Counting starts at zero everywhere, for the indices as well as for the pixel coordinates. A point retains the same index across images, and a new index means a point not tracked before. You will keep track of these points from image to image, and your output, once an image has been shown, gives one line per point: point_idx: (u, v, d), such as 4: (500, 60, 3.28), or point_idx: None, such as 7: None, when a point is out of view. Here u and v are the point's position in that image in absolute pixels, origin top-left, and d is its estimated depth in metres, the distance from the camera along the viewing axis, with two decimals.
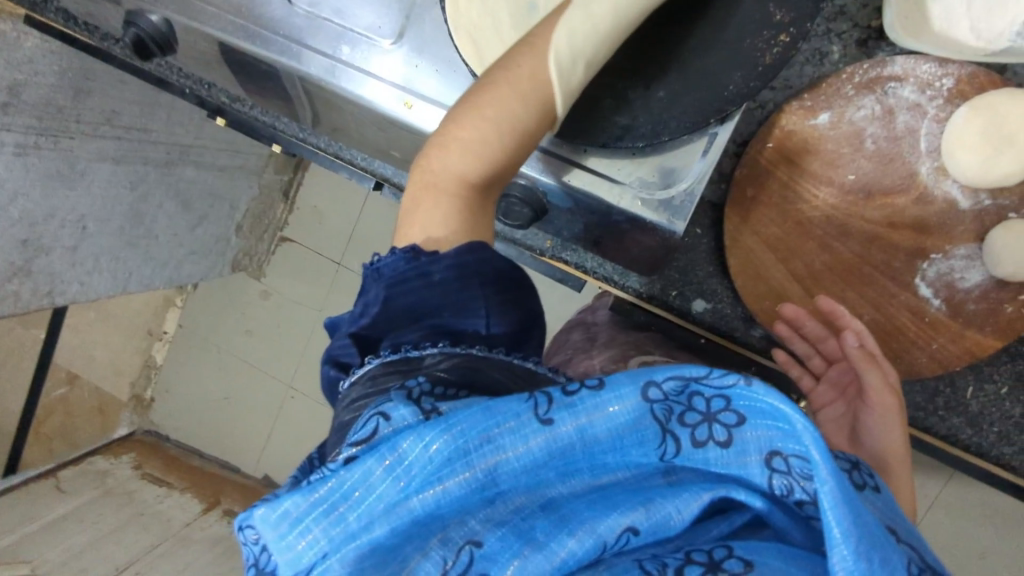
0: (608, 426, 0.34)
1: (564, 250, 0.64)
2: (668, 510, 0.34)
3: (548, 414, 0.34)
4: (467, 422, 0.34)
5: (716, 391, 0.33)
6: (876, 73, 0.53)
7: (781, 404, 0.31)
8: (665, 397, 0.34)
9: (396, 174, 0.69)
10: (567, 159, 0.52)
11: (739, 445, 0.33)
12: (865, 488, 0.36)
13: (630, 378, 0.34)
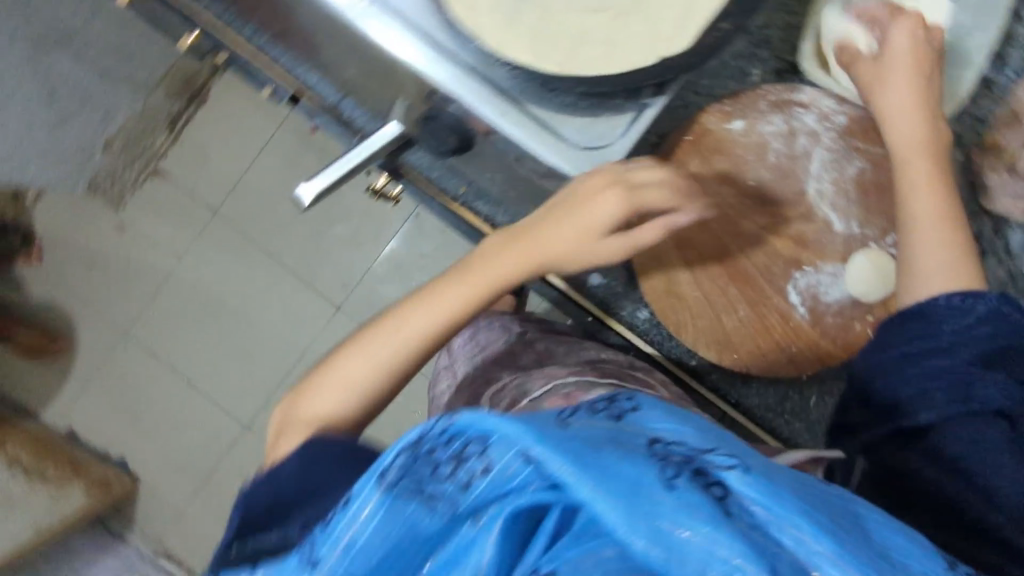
0: (370, 531, 0.34)
1: (478, 198, 0.65)
2: (473, 555, 0.33)
3: (312, 555, 0.35)
4: (336, 538, 0.34)
5: (442, 432, 0.35)
6: (787, 96, 0.59)
7: (488, 420, 0.33)
8: (400, 472, 0.34)
9: (318, 84, 0.65)
10: (505, 96, 0.52)
11: (498, 468, 0.33)
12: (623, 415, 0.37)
13: (361, 482, 0.35)
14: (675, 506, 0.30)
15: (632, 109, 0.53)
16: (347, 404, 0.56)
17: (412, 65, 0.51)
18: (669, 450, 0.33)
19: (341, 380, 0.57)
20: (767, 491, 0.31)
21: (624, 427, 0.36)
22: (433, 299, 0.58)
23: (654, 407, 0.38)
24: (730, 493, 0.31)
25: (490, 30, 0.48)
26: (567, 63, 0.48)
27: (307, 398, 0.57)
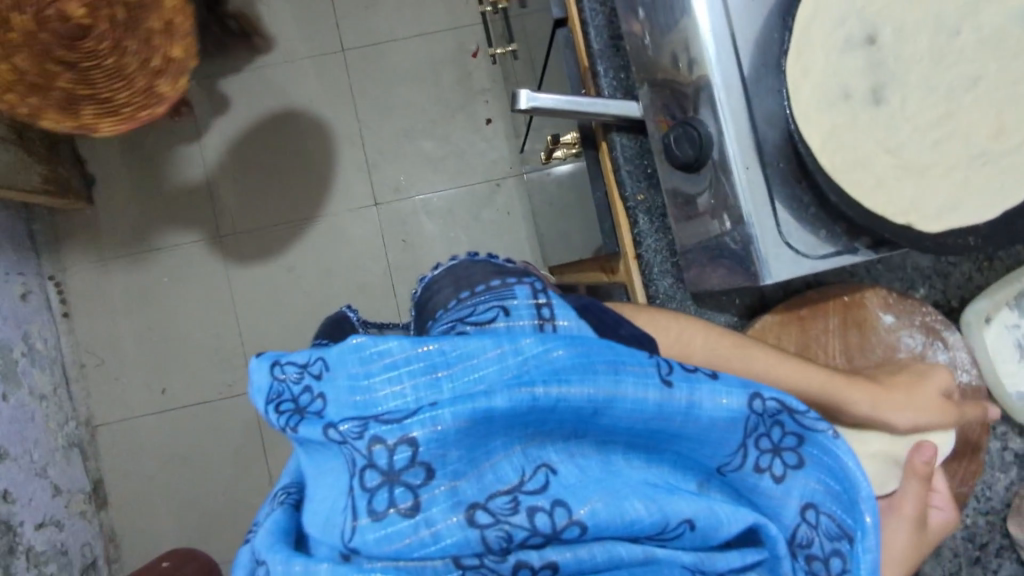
0: (715, 415, 0.43)
1: (644, 212, 0.64)
2: (724, 520, 0.40)
3: (670, 379, 0.42)
4: (680, 390, 0.42)
5: (795, 430, 0.44)
6: (938, 328, 0.63)
7: (853, 471, 0.44)
8: (761, 412, 0.44)
9: (595, 27, 0.65)
10: (761, 154, 0.55)
11: (786, 485, 0.44)
12: None
13: (743, 385, 0.44)
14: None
15: (844, 244, 0.55)
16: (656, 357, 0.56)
17: (712, 71, 0.55)
18: None
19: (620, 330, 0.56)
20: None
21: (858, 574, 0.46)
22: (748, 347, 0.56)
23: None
24: None
25: (803, 99, 0.51)
26: (838, 167, 0.51)
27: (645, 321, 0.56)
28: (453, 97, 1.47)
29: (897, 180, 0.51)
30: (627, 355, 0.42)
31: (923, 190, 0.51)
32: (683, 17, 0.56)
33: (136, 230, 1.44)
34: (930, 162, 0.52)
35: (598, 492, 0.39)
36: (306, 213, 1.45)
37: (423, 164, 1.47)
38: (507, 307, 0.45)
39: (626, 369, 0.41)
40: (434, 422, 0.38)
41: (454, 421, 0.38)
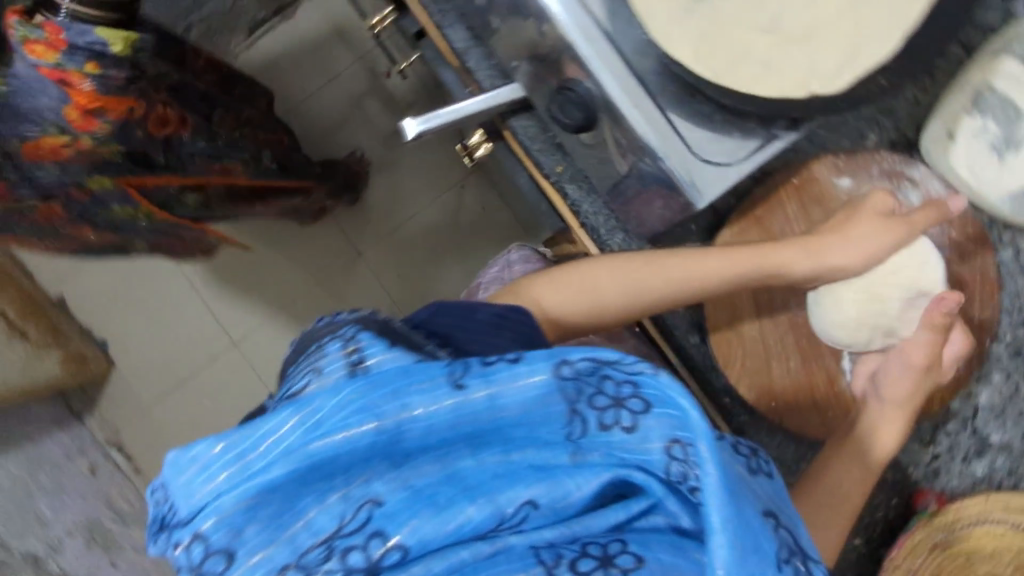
0: (519, 399, 0.39)
1: (571, 182, 0.64)
2: (569, 486, 0.39)
3: (462, 379, 0.39)
4: (378, 382, 0.38)
5: (625, 377, 0.38)
6: (899, 168, 0.61)
7: (680, 395, 0.36)
8: (575, 376, 0.39)
9: (451, 26, 0.64)
10: (643, 87, 0.52)
11: (641, 432, 0.38)
12: (760, 473, 0.40)
13: (547, 355, 0.39)
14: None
15: (762, 137, 0.53)
16: (577, 313, 0.57)
17: (562, 26, 0.51)
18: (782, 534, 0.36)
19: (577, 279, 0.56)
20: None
21: (755, 481, 0.38)
22: (655, 261, 0.54)
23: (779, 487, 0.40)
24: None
25: (657, 19, 0.49)
26: (723, 73, 0.49)
27: (547, 285, 0.57)
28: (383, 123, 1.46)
29: (783, 59, 0.49)
30: (419, 370, 0.39)
31: (813, 57, 0.49)
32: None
33: (158, 368, 1.47)
34: (809, 23, 0.49)
35: (419, 512, 0.38)
36: (298, 287, 1.47)
37: (383, 195, 1.46)
38: (318, 368, 0.40)
39: (355, 376, 0.39)
40: (216, 513, 0.36)
41: (241, 501, 0.37)
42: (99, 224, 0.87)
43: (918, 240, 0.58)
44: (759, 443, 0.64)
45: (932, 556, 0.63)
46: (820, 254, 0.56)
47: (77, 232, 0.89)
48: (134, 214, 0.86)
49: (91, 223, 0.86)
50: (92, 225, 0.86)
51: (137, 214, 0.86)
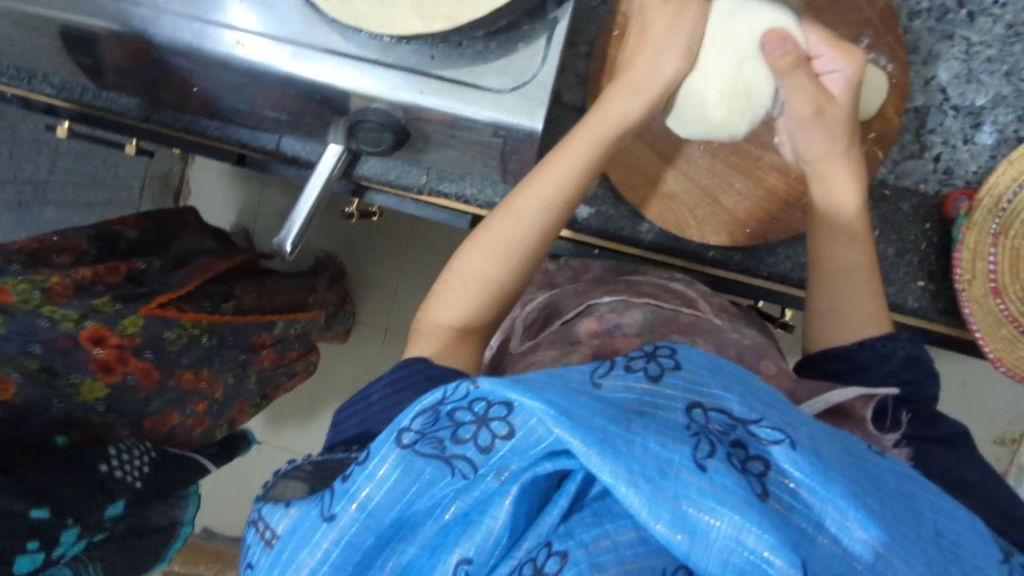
0: (385, 491, 0.29)
1: (442, 180, 0.63)
2: (489, 526, 0.28)
3: (332, 509, 0.30)
4: (284, 550, 0.31)
5: (465, 399, 0.29)
6: None
7: (509, 389, 0.28)
8: (421, 435, 0.30)
9: (253, 137, 0.66)
10: (415, 71, 0.50)
11: (522, 431, 0.28)
12: (664, 375, 0.31)
13: (382, 436, 0.30)
14: (703, 489, 0.26)
15: (544, 29, 0.50)
16: (479, 308, 0.49)
17: (318, 79, 0.50)
18: (717, 421, 0.29)
19: (462, 275, 0.50)
20: (814, 472, 0.27)
21: (665, 392, 0.30)
22: (513, 210, 0.49)
23: (700, 361, 0.32)
24: (771, 467, 0.27)
25: (370, 13, 0.47)
26: (462, 13, 0.46)
27: (438, 302, 0.50)
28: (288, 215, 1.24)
29: None
30: (306, 515, 0.31)
31: None
32: (254, 76, 0.52)
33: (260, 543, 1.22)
34: None
35: None
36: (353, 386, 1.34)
37: None
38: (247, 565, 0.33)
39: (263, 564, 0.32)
40: None
41: None
42: (214, 362, 0.69)
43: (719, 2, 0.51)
44: (767, 269, 0.61)
45: (997, 244, 0.57)
46: (648, 85, 0.50)
47: (218, 396, 0.70)
48: (213, 338, 0.68)
49: (206, 367, 0.67)
50: (205, 366, 0.67)
51: (193, 334, 0.65)
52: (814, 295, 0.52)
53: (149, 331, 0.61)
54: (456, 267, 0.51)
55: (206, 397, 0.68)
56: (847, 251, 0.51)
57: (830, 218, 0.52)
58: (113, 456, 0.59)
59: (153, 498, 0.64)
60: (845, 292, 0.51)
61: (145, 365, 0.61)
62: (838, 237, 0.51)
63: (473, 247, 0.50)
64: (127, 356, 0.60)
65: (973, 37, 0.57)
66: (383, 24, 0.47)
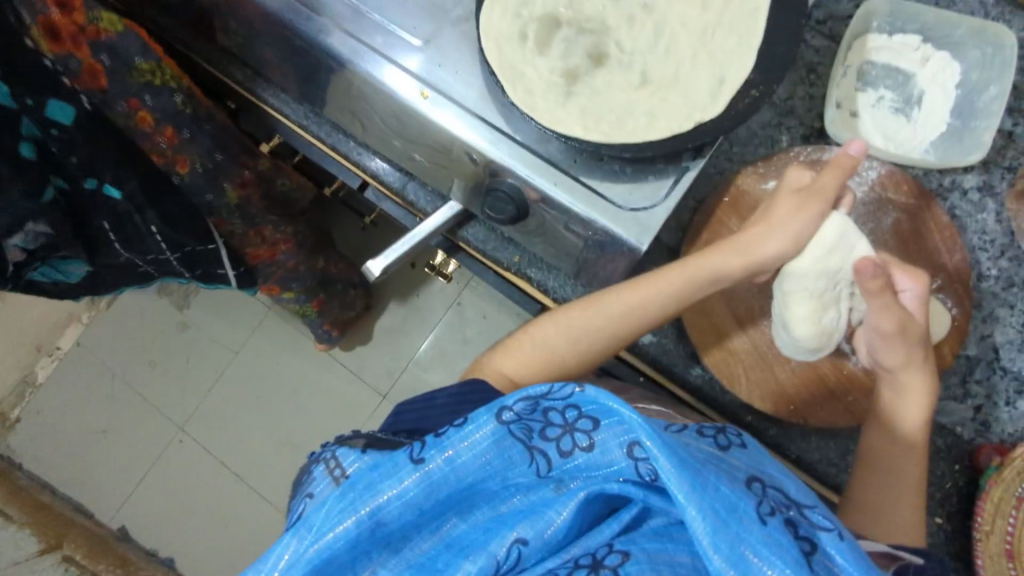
0: (473, 455, 0.39)
1: (531, 266, 0.69)
2: (550, 516, 0.38)
3: (422, 454, 0.39)
4: (360, 478, 0.39)
5: (563, 403, 0.39)
6: (818, 155, 0.63)
7: (612, 401, 0.37)
8: (518, 418, 0.39)
9: (384, 171, 0.73)
10: (556, 167, 0.57)
11: (600, 447, 0.38)
12: (731, 447, 0.38)
13: (484, 408, 0.39)
14: (763, 539, 0.31)
15: (675, 171, 0.57)
16: (536, 373, 0.55)
17: (476, 146, 0.58)
18: (772, 494, 0.35)
19: (535, 342, 0.56)
20: (865, 567, 0.32)
21: (729, 456, 0.37)
22: (596, 301, 0.55)
23: (759, 451, 0.39)
24: (818, 548, 0.32)
25: (543, 109, 0.54)
26: (618, 136, 0.54)
27: (501, 355, 0.57)
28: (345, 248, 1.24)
29: (664, 103, 0.55)
30: (397, 452, 0.40)
31: (690, 93, 0.54)
32: (423, 124, 0.60)
33: (194, 500, 1.31)
34: (671, 74, 0.55)
35: None
36: (358, 414, 1.30)
37: (377, 341, 1.32)
38: (309, 492, 0.40)
39: (334, 491, 0.39)
40: None
41: None
42: (186, 134, 0.65)
43: (828, 218, 0.57)
44: (798, 451, 0.63)
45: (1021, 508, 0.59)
46: (751, 252, 0.56)
47: (181, 175, 0.68)
48: (190, 105, 0.63)
49: (172, 127, 0.63)
50: (171, 123, 0.62)
51: (162, 81, 0.59)
52: (860, 490, 0.55)
53: (122, 41, 0.54)
54: (537, 329, 0.56)
55: (165, 148, 0.65)
56: (900, 459, 0.54)
57: (897, 429, 0.55)
58: (64, 86, 0.52)
59: (97, 146, 0.56)
60: (887, 498, 0.53)
61: (93, 61, 0.54)
62: (897, 447, 0.55)
63: (559, 316, 0.56)
64: (85, 41, 0.53)
65: None
66: (548, 120, 0.54)
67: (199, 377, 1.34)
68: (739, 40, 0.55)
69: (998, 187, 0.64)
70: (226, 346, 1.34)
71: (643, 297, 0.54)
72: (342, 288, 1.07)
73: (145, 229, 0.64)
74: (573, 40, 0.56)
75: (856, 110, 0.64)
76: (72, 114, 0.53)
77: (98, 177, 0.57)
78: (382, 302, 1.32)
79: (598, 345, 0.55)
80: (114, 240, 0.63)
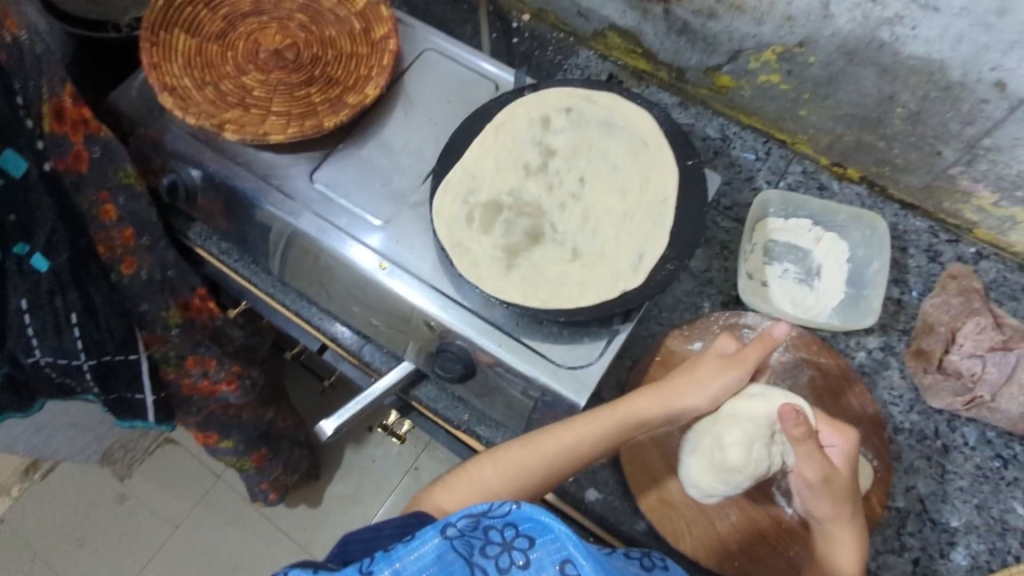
0: (416, 569, 0.41)
1: (480, 423, 0.72)
2: None
3: (369, 567, 0.42)
4: None
5: (503, 521, 0.43)
6: (734, 319, 0.70)
7: (547, 517, 0.41)
8: (461, 534, 0.43)
9: (342, 334, 0.78)
10: (500, 329, 0.63)
11: (535, 565, 0.41)
12: (654, 567, 0.48)
13: (430, 526, 0.43)
14: None
15: (608, 333, 0.63)
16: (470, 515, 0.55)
17: (427, 310, 0.64)
18: None
19: (470, 480, 0.56)
20: None
21: None
22: (533, 442, 0.57)
23: None
24: None
25: (488, 278, 0.61)
26: (554, 302, 0.61)
27: (434, 492, 0.56)
28: (305, 408, 1.25)
29: (593, 273, 0.62)
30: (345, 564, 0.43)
31: (615, 266, 0.63)
32: (380, 290, 0.66)
33: None
34: (598, 250, 0.64)
35: None
36: None
37: (327, 509, 1.27)
38: None
39: None
40: None
41: None
42: (145, 241, 0.69)
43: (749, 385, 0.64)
44: None
45: None
46: (675, 403, 0.61)
47: (121, 274, 0.68)
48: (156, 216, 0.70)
49: (132, 229, 0.67)
50: (134, 225, 0.67)
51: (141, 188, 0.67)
52: None
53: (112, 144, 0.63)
54: (472, 466, 0.57)
55: (116, 243, 0.67)
56: None
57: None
58: (36, 150, 0.57)
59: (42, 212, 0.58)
60: None
61: (81, 148, 0.60)
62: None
63: (496, 456, 0.57)
64: (84, 131, 0.60)
65: (947, 464, 0.68)
66: (492, 287, 0.61)
67: (130, 555, 1.25)
68: (653, 223, 0.64)
69: (897, 346, 0.72)
70: (166, 518, 1.27)
71: (578, 441, 0.58)
72: (287, 447, 1.07)
73: (64, 316, 0.63)
74: (513, 220, 0.65)
75: (765, 280, 0.73)
76: (24, 168, 0.56)
77: (30, 243, 0.58)
78: (335, 468, 1.29)
79: (532, 483, 0.56)
80: (28, 326, 0.62)
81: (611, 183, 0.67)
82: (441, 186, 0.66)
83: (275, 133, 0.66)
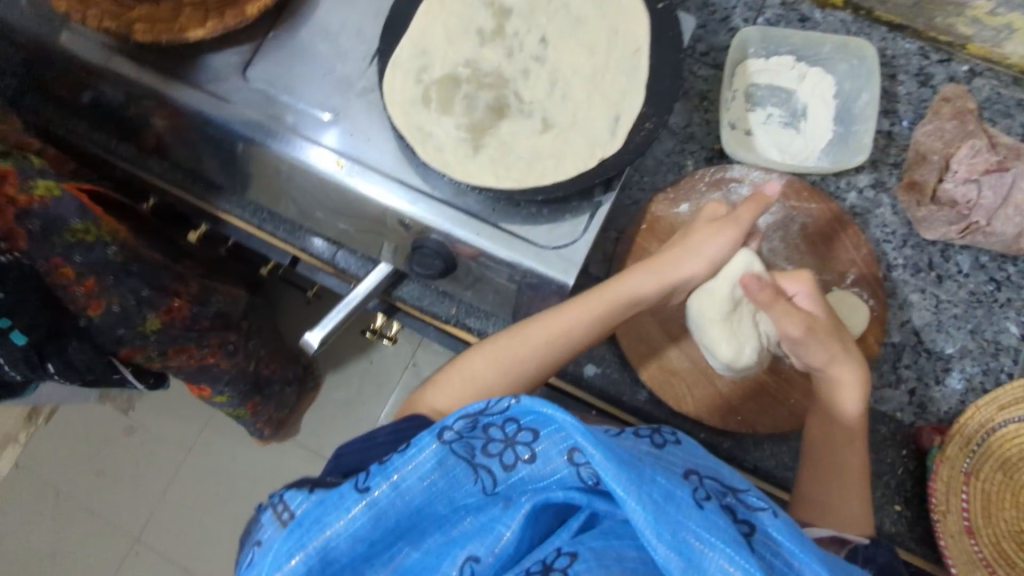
0: (417, 480, 0.41)
1: (469, 315, 0.70)
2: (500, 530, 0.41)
3: (366, 483, 0.41)
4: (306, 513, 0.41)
5: (503, 418, 0.42)
6: (720, 175, 0.67)
7: (546, 408, 0.40)
8: (459, 436, 0.42)
9: (313, 244, 0.74)
10: (476, 217, 0.59)
11: (541, 457, 0.41)
12: (668, 443, 0.45)
13: (425, 431, 0.42)
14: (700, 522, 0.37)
15: (590, 207, 0.59)
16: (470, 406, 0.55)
17: (395, 206, 0.59)
18: (705, 482, 0.41)
19: (465, 374, 0.56)
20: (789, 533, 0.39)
21: (665, 453, 0.44)
22: (521, 332, 0.56)
23: (692, 446, 0.45)
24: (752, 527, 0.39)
25: (455, 163, 0.57)
26: (529, 180, 0.56)
27: (433, 391, 0.56)
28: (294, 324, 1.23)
29: (567, 144, 0.58)
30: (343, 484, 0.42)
31: (590, 132, 0.58)
32: (343, 191, 0.61)
33: None
34: (570, 117, 0.59)
35: None
36: None
37: (334, 417, 1.29)
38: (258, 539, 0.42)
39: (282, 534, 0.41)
40: None
41: None
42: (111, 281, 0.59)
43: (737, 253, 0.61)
44: (753, 461, 0.64)
45: (969, 483, 0.61)
46: (664, 276, 0.59)
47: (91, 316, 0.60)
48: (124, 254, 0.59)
49: (96, 277, 0.58)
50: (97, 274, 0.57)
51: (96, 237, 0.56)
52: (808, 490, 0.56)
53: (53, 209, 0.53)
54: (465, 360, 0.57)
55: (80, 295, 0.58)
56: (844, 452, 0.56)
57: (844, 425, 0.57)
58: None
59: None
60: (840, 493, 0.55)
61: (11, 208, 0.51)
62: (841, 443, 0.57)
63: (488, 349, 0.56)
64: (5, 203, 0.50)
65: (941, 295, 0.68)
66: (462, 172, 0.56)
67: (150, 483, 1.27)
68: (627, 80, 0.59)
69: (889, 183, 0.69)
70: (178, 445, 1.28)
71: (567, 329, 0.56)
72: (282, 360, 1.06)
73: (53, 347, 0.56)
74: (474, 97, 0.59)
75: (749, 128, 0.69)
76: None
77: None
78: (336, 377, 1.30)
79: (527, 372, 0.56)
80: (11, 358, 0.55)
81: (576, 40, 0.61)
82: (390, 67, 0.59)
83: (192, 29, 0.58)
